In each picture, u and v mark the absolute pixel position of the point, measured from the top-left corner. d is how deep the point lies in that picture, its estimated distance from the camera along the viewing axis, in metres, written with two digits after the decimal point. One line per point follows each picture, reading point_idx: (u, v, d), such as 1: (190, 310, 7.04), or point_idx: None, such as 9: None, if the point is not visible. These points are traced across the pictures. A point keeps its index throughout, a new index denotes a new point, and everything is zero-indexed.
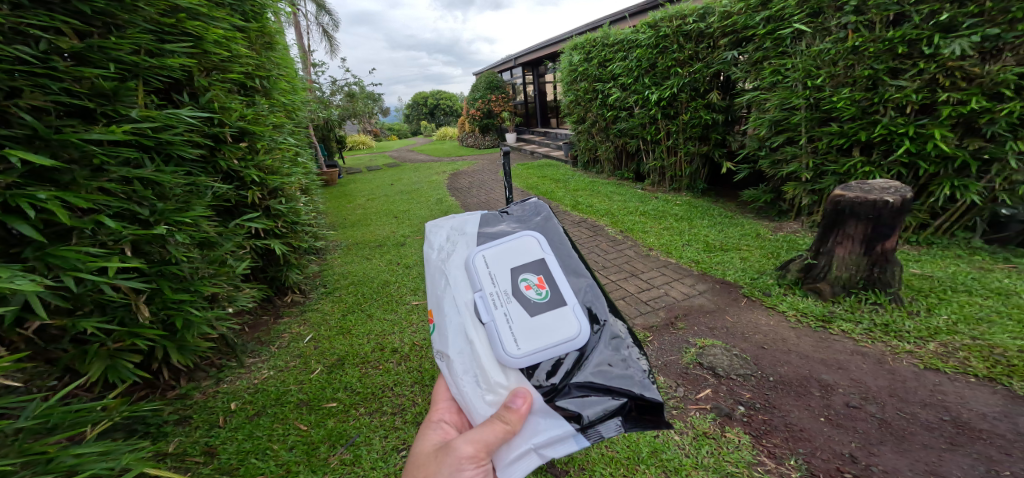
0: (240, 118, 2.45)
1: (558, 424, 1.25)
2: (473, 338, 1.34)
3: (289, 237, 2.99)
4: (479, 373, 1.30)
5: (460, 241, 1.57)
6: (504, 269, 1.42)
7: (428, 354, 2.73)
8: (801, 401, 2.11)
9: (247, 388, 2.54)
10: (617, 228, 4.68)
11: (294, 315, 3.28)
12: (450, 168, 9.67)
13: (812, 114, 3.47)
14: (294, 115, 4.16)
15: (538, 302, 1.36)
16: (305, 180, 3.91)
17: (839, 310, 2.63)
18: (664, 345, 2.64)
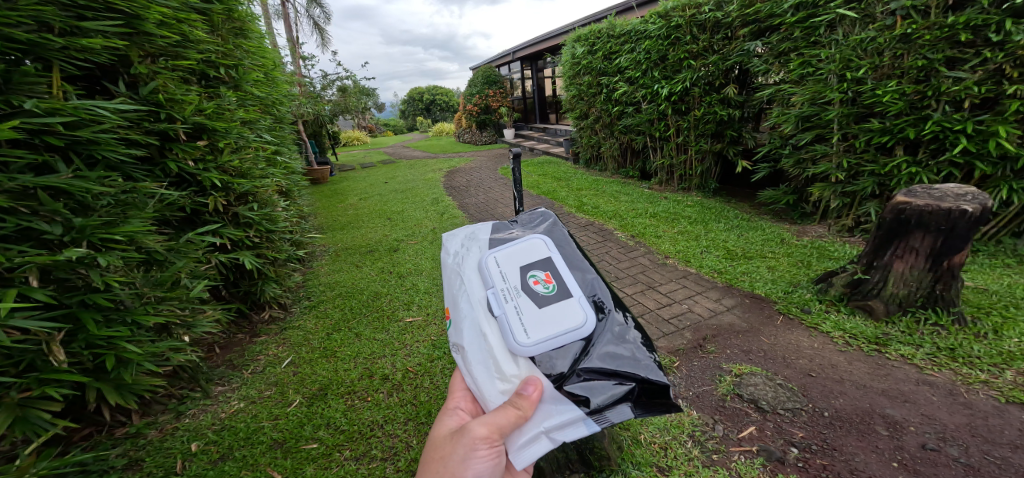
0: (197, 112, 2.09)
1: (566, 410, 1.15)
2: (484, 335, 1.23)
3: (264, 248, 2.62)
4: (491, 368, 1.20)
5: (469, 243, 1.46)
6: (514, 266, 1.31)
7: (423, 383, 2.38)
8: (865, 443, 1.81)
9: (212, 425, 2.18)
10: (627, 233, 4.35)
11: (272, 334, 2.91)
12: (446, 165, 9.27)
13: (849, 109, 3.14)
14: (273, 110, 3.77)
15: (549, 295, 1.26)
16: (286, 181, 3.53)
17: (895, 332, 2.33)
18: (694, 373, 2.34)
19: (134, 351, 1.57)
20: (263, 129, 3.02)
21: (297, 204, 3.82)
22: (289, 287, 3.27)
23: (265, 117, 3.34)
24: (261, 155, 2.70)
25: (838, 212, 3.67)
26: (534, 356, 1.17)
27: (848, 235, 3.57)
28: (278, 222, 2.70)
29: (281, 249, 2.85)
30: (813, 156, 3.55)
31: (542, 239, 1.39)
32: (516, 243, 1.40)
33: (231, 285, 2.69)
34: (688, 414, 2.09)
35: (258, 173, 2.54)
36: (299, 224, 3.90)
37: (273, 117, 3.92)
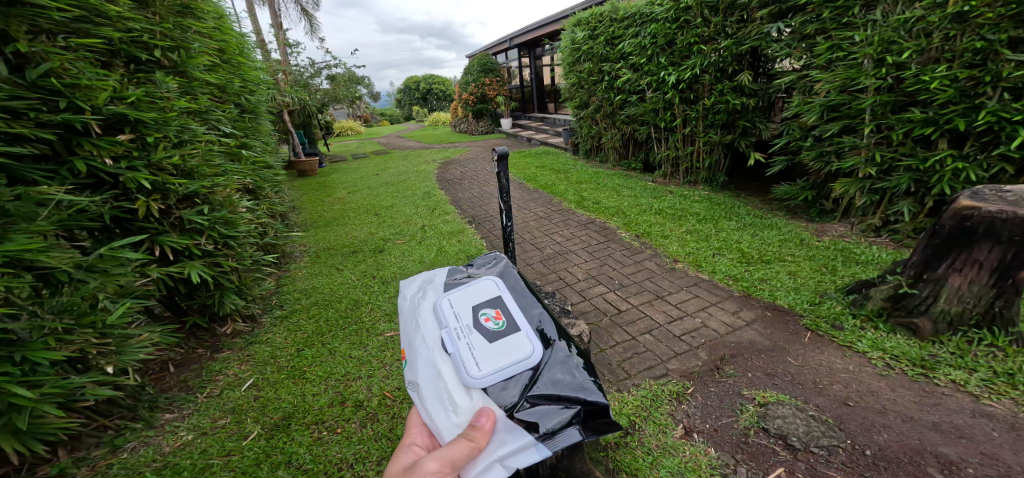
0: (112, 99, 1.80)
1: (517, 438, 1.04)
2: (436, 376, 1.07)
3: (220, 255, 2.33)
4: (444, 408, 1.03)
5: (420, 286, 1.32)
6: (466, 304, 1.18)
7: (401, 412, 2.08)
8: None
9: (152, 462, 1.87)
10: (631, 232, 4.03)
11: (236, 349, 2.60)
12: (440, 157, 8.89)
13: (886, 97, 2.82)
14: (239, 98, 3.41)
15: (503, 330, 1.13)
16: (254, 178, 3.19)
17: (943, 353, 2.05)
18: (711, 400, 2.05)
19: (25, 396, 1.27)
20: (218, 121, 2.71)
21: (269, 202, 3.48)
22: (258, 295, 2.96)
23: (227, 106, 3.00)
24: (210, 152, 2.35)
25: (864, 211, 3.36)
26: (488, 387, 1.04)
27: (873, 235, 3.26)
28: (239, 226, 2.40)
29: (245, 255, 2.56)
30: (839, 149, 3.27)
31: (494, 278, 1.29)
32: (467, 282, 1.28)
33: (181, 296, 2.37)
34: (706, 453, 1.80)
35: (205, 171, 2.23)
36: (273, 224, 3.57)
37: (241, 106, 3.57)
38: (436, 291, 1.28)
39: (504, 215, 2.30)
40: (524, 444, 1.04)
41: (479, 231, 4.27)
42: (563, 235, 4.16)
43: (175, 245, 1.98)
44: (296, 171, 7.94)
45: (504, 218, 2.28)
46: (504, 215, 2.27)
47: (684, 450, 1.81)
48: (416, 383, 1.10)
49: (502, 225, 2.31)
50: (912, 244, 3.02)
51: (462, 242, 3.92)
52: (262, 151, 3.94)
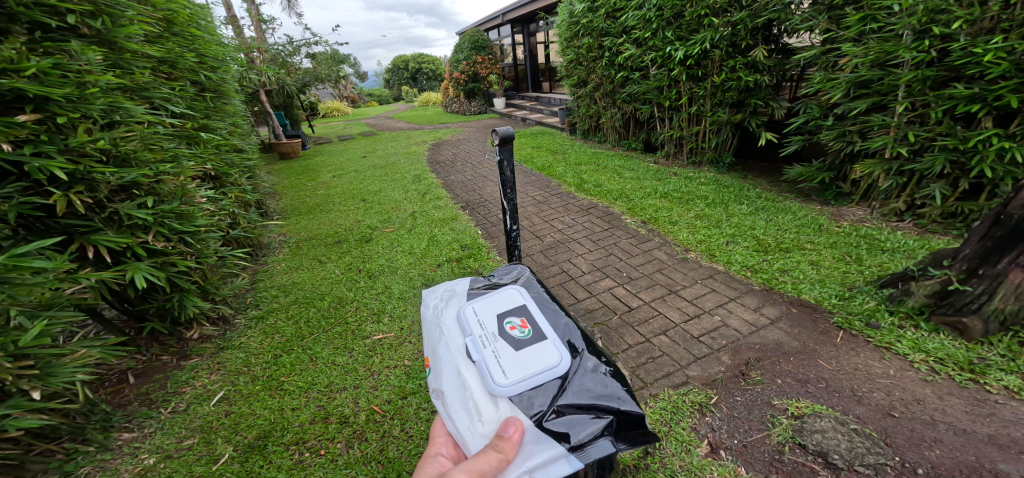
0: (7, 72, 1.54)
1: (545, 451, 0.93)
2: (461, 387, 1.01)
3: (170, 254, 2.07)
4: (472, 418, 0.97)
5: (441, 297, 1.26)
6: (489, 314, 1.12)
7: (392, 430, 1.84)
8: None
9: None
10: (636, 218, 3.78)
11: (206, 355, 2.33)
12: (430, 138, 8.48)
13: (930, 72, 2.61)
14: (191, 73, 3.06)
15: (528, 339, 1.06)
16: (215, 163, 2.87)
17: (994, 357, 1.88)
18: (738, 412, 1.85)
19: None
20: (163, 100, 2.50)
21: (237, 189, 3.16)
22: (230, 294, 2.67)
23: (174, 83, 2.68)
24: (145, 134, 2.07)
25: (887, 194, 3.16)
26: (515, 397, 0.97)
27: (895, 220, 3.06)
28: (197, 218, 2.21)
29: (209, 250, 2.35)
30: (862, 128, 3.06)
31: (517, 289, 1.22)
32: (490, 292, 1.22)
33: (133, 299, 2.07)
34: (736, 474, 1.60)
35: (145, 157, 1.99)
36: (245, 212, 3.25)
37: (197, 84, 3.23)
38: (459, 302, 1.21)
39: (509, 220, 2.07)
40: (553, 458, 0.93)
41: (474, 218, 3.98)
42: (563, 222, 3.89)
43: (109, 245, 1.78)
44: (277, 153, 7.50)
45: (510, 223, 2.06)
46: (508, 216, 2.04)
47: (712, 471, 1.61)
48: (442, 392, 1.05)
49: (507, 228, 2.08)
50: (939, 230, 2.84)
51: (455, 230, 3.64)
52: (229, 134, 3.59)
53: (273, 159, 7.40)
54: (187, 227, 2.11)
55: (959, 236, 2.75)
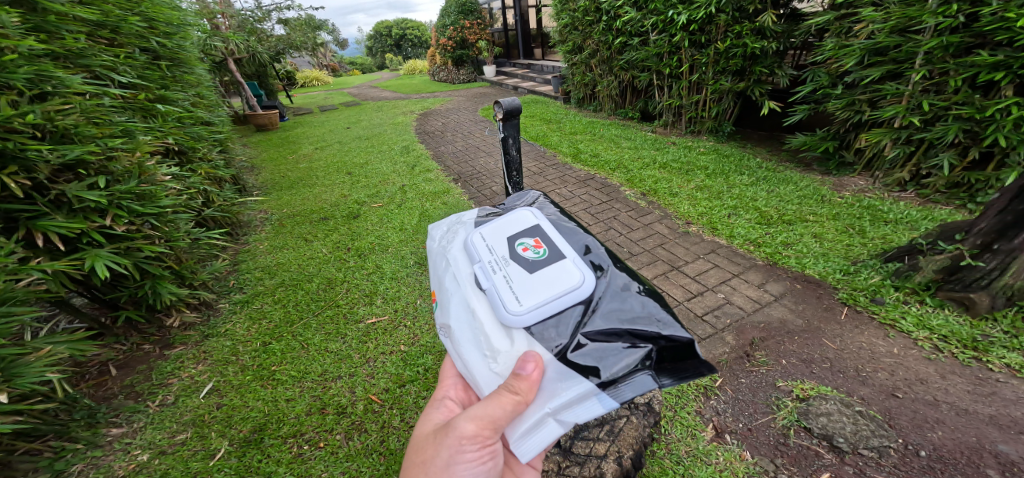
0: None
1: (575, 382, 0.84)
2: (472, 316, 0.91)
3: (135, 238, 1.93)
4: (487, 347, 0.88)
5: (448, 228, 1.14)
6: (498, 237, 1.00)
7: (392, 420, 1.78)
8: None
9: None
10: (635, 190, 3.68)
11: (191, 344, 2.24)
12: (417, 107, 8.13)
13: (957, 39, 2.55)
14: (141, 40, 2.81)
15: (543, 260, 0.94)
16: (176, 137, 2.68)
17: (997, 334, 1.89)
18: (743, 394, 1.84)
19: None
20: (106, 68, 2.34)
21: (206, 164, 3.02)
22: (210, 278, 2.54)
23: (119, 50, 2.45)
24: (85, 105, 1.91)
25: (892, 164, 3.13)
26: (530, 326, 0.87)
27: (898, 190, 3.05)
28: (163, 197, 2.06)
29: (178, 231, 2.18)
30: (873, 96, 3.07)
31: (529, 210, 1.08)
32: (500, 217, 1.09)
33: (101, 287, 1.92)
34: (741, 459, 1.59)
35: (91, 132, 1.83)
36: (218, 190, 3.06)
37: (149, 51, 3.00)
38: (467, 230, 1.09)
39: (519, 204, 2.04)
40: (586, 388, 0.84)
41: (467, 191, 3.84)
42: (560, 195, 3.78)
43: (59, 236, 1.63)
44: (253, 125, 7.12)
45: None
46: (517, 200, 2.01)
47: (717, 457, 1.61)
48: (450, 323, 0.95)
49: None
50: (941, 201, 2.82)
51: (448, 204, 3.50)
52: (191, 106, 3.34)
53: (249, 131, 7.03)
54: (149, 209, 1.94)
55: (961, 207, 2.75)
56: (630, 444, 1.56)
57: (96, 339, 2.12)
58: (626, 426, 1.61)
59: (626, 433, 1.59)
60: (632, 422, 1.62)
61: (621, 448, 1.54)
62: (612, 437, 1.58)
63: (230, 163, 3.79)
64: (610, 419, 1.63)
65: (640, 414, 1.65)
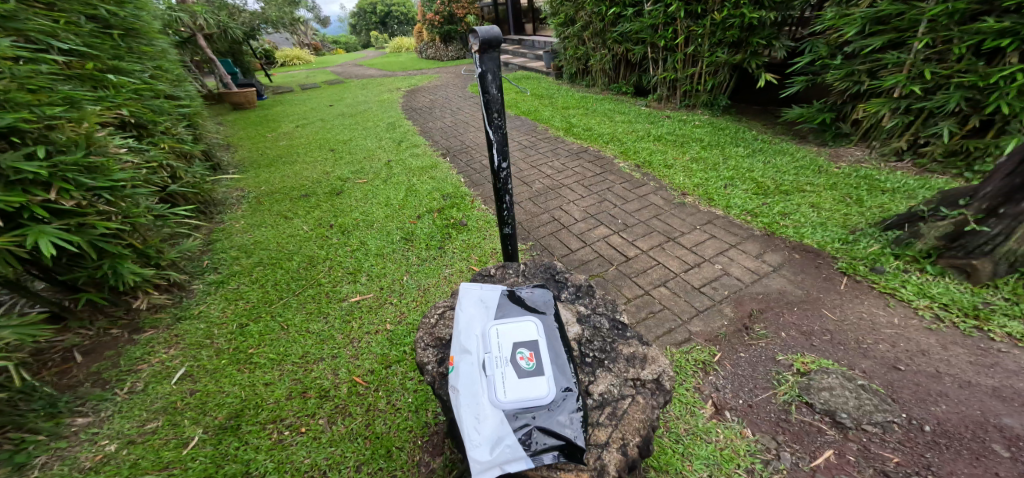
0: None
1: (500, 453, 0.81)
2: (465, 395, 0.89)
3: (88, 213, 1.79)
4: (468, 422, 0.85)
5: (470, 297, 1.10)
6: (508, 333, 0.98)
7: (377, 403, 1.68)
8: (983, 471, 1.33)
9: None
10: (630, 162, 3.57)
11: (162, 327, 2.10)
12: (403, 84, 7.84)
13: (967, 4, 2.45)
14: (86, 7, 2.57)
15: (532, 375, 0.91)
16: (131, 108, 2.49)
17: (998, 302, 1.84)
18: (743, 369, 1.77)
19: None
20: (44, 33, 2.13)
21: (169, 139, 2.84)
22: (180, 257, 2.39)
23: (58, 14, 2.23)
24: (13, 70, 1.73)
25: (889, 134, 3.04)
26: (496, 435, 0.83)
27: (895, 160, 2.98)
28: (116, 170, 1.92)
29: (138, 207, 2.04)
30: (873, 66, 2.97)
31: (539, 315, 1.05)
32: (514, 307, 1.06)
33: (54, 267, 1.78)
34: (742, 436, 1.53)
35: (24, 98, 1.66)
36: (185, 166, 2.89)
37: (97, 19, 2.75)
38: (482, 310, 1.07)
39: (498, 156, 1.56)
40: (507, 456, 0.81)
41: (455, 165, 3.69)
42: (551, 168, 3.64)
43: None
44: (229, 103, 6.79)
45: (499, 160, 1.54)
46: (494, 149, 1.52)
47: (718, 435, 1.54)
48: (453, 389, 0.92)
49: (494, 165, 1.56)
50: (939, 170, 2.76)
51: (435, 179, 3.36)
52: (151, 79, 3.11)
53: (225, 109, 6.71)
54: (104, 183, 1.80)
55: (958, 176, 2.69)
56: (638, 430, 0.99)
57: (58, 325, 1.97)
58: (632, 406, 1.03)
59: (629, 414, 1.01)
60: (639, 401, 1.04)
61: (625, 434, 0.97)
62: (614, 421, 0.99)
63: (199, 139, 3.57)
64: (609, 396, 1.04)
65: (649, 390, 1.07)
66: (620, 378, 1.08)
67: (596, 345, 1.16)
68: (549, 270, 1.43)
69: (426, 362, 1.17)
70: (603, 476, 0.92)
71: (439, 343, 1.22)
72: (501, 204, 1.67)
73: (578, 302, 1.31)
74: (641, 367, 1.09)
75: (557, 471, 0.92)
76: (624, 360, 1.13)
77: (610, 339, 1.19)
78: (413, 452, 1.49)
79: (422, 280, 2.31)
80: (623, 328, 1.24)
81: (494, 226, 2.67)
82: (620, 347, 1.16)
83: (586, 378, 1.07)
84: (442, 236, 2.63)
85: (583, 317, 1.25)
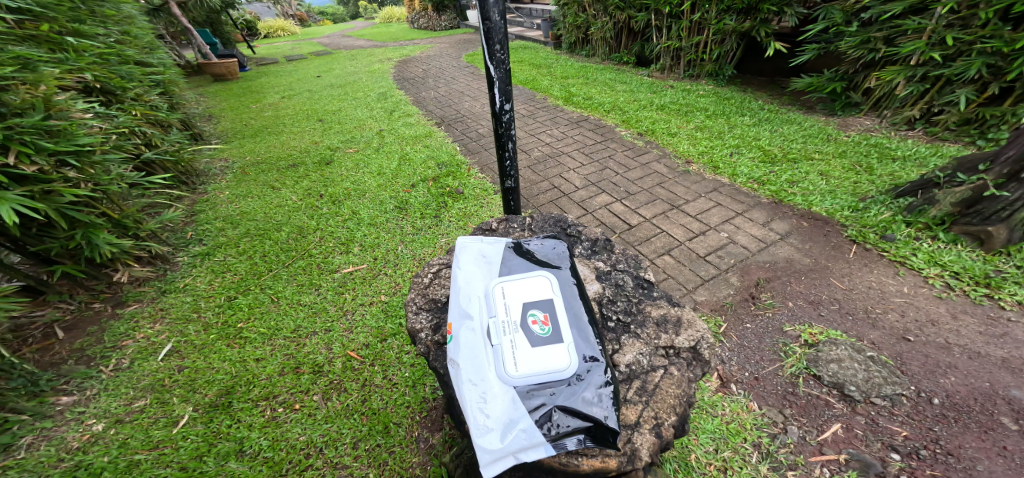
0: None
1: (512, 439, 0.74)
2: (471, 369, 0.81)
3: (53, 180, 1.69)
4: (472, 403, 0.77)
5: (470, 256, 1.04)
6: (517, 295, 0.91)
7: (374, 378, 1.63)
8: (994, 443, 1.29)
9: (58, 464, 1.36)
10: (632, 130, 3.45)
11: (146, 301, 2.01)
12: (395, 55, 7.54)
13: None
14: None
15: (547, 342, 0.83)
16: (96, 72, 2.33)
17: (1009, 269, 1.80)
18: (749, 341, 1.72)
19: None
20: None
21: (142, 107, 2.68)
22: (161, 228, 2.28)
23: None
24: None
25: (902, 102, 2.96)
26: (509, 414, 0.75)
27: (905, 129, 2.90)
28: (81, 135, 1.82)
29: (108, 175, 1.96)
30: (891, 33, 2.84)
31: (552, 271, 0.98)
32: (522, 265, 0.99)
33: (23, 238, 1.69)
34: (749, 410, 1.49)
35: None
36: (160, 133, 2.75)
37: None
38: (486, 269, 1.00)
39: (500, 97, 1.51)
40: (522, 442, 0.73)
41: (451, 134, 3.56)
42: (551, 136, 3.52)
43: None
44: (210, 74, 6.49)
45: (502, 102, 1.50)
46: (496, 89, 1.47)
47: (723, 408, 1.50)
48: (454, 362, 0.84)
49: (497, 107, 1.52)
50: (950, 138, 2.68)
51: (430, 148, 3.23)
52: (118, 44, 2.92)
53: (206, 81, 6.42)
54: (67, 148, 1.69)
55: (970, 144, 2.61)
56: (673, 407, 0.91)
57: (35, 299, 1.89)
58: (665, 379, 0.95)
59: (662, 388, 0.93)
60: (673, 374, 0.96)
61: (659, 412, 0.89)
62: (645, 397, 0.91)
63: (176, 109, 3.39)
64: (638, 367, 0.96)
65: (683, 360, 0.99)
66: (650, 346, 1.01)
67: (620, 307, 1.10)
68: (560, 224, 1.37)
69: (420, 330, 1.09)
70: (634, 461, 0.82)
71: (433, 307, 1.15)
72: (503, 150, 1.65)
73: (595, 258, 1.25)
74: (675, 334, 1.02)
75: (579, 455, 0.83)
76: (653, 325, 1.06)
77: (635, 299, 1.13)
78: (411, 428, 1.45)
79: (417, 250, 2.22)
80: (649, 288, 1.18)
81: (493, 195, 2.57)
82: (647, 310, 1.10)
83: (612, 347, 0.99)
84: (437, 205, 2.52)
85: (603, 274, 1.19)
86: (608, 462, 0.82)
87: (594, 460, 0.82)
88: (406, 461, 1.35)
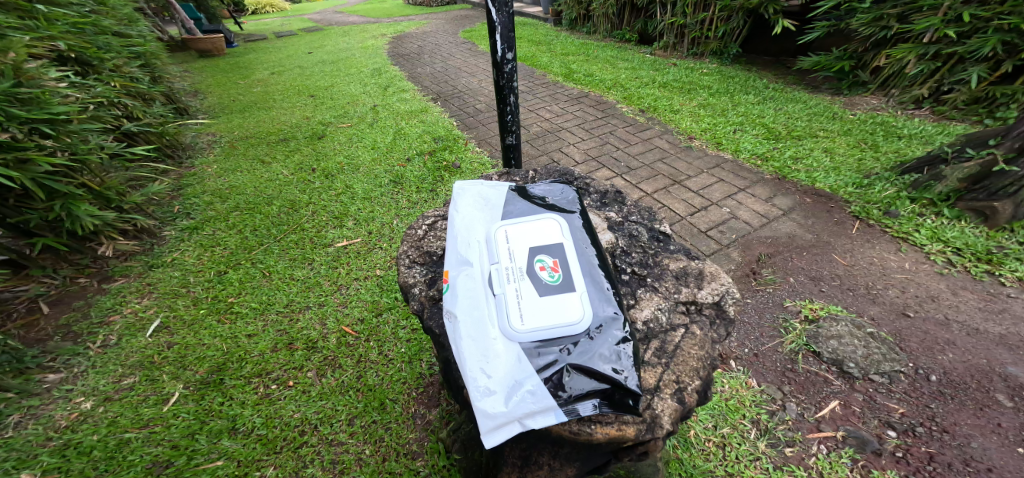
0: None
1: (518, 403, 0.69)
2: (474, 321, 0.78)
3: (26, 148, 1.64)
4: (475, 361, 0.73)
5: (471, 201, 1.00)
6: (522, 241, 0.88)
7: (369, 353, 1.60)
8: (990, 421, 1.28)
9: (43, 442, 1.33)
10: (633, 107, 3.37)
11: (133, 277, 1.95)
12: (389, 31, 7.31)
13: None
14: None
15: (555, 289, 0.80)
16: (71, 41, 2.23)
17: (1011, 245, 1.78)
18: (750, 316, 1.71)
19: None
20: None
21: (121, 78, 2.57)
22: (144, 201, 2.22)
23: None
24: None
25: (910, 81, 2.90)
26: (516, 373, 0.71)
27: (912, 108, 2.85)
28: (55, 103, 1.76)
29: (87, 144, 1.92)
30: (906, 10, 2.80)
31: (560, 216, 0.94)
32: (527, 211, 0.96)
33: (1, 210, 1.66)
34: (748, 386, 1.48)
35: None
36: (142, 106, 2.67)
37: None
38: (488, 215, 0.96)
39: (503, 44, 1.47)
40: (530, 405, 0.69)
41: (447, 109, 3.46)
42: (551, 112, 3.43)
43: None
44: (195, 50, 6.27)
45: (505, 50, 1.46)
46: (499, 35, 1.41)
47: (723, 384, 1.48)
48: (453, 315, 0.80)
49: (499, 56, 1.48)
50: (958, 117, 2.64)
51: (426, 123, 3.14)
52: (93, 13, 2.78)
53: (190, 57, 6.20)
54: (40, 116, 1.63)
55: (977, 123, 2.57)
56: (696, 370, 0.86)
57: (17, 273, 1.81)
58: (686, 340, 0.91)
59: (685, 351, 0.89)
60: (694, 334, 0.92)
61: (681, 375, 0.85)
62: (664, 358, 0.87)
63: (158, 82, 3.25)
64: (656, 326, 0.93)
65: (704, 318, 0.96)
66: (669, 302, 0.97)
67: (635, 259, 1.07)
68: (566, 177, 1.33)
69: (413, 285, 1.05)
70: (656, 429, 0.78)
71: (427, 262, 1.12)
72: (504, 104, 1.62)
73: (606, 210, 1.22)
74: (696, 288, 0.99)
75: (592, 423, 0.79)
76: (672, 279, 1.03)
77: (650, 251, 1.10)
78: (407, 405, 1.42)
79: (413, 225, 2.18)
80: (665, 242, 1.16)
81: (490, 170, 2.50)
82: (664, 262, 1.08)
83: (629, 302, 0.96)
84: (434, 179, 2.46)
85: (616, 225, 1.16)
86: (626, 431, 0.78)
87: (609, 428, 0.78)
88: (403, 437, 1.33)
